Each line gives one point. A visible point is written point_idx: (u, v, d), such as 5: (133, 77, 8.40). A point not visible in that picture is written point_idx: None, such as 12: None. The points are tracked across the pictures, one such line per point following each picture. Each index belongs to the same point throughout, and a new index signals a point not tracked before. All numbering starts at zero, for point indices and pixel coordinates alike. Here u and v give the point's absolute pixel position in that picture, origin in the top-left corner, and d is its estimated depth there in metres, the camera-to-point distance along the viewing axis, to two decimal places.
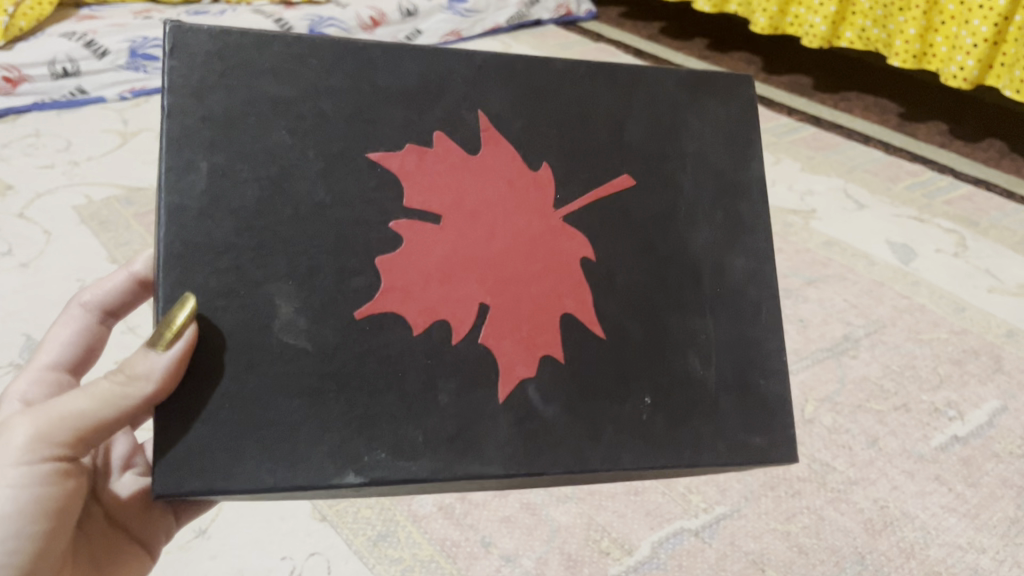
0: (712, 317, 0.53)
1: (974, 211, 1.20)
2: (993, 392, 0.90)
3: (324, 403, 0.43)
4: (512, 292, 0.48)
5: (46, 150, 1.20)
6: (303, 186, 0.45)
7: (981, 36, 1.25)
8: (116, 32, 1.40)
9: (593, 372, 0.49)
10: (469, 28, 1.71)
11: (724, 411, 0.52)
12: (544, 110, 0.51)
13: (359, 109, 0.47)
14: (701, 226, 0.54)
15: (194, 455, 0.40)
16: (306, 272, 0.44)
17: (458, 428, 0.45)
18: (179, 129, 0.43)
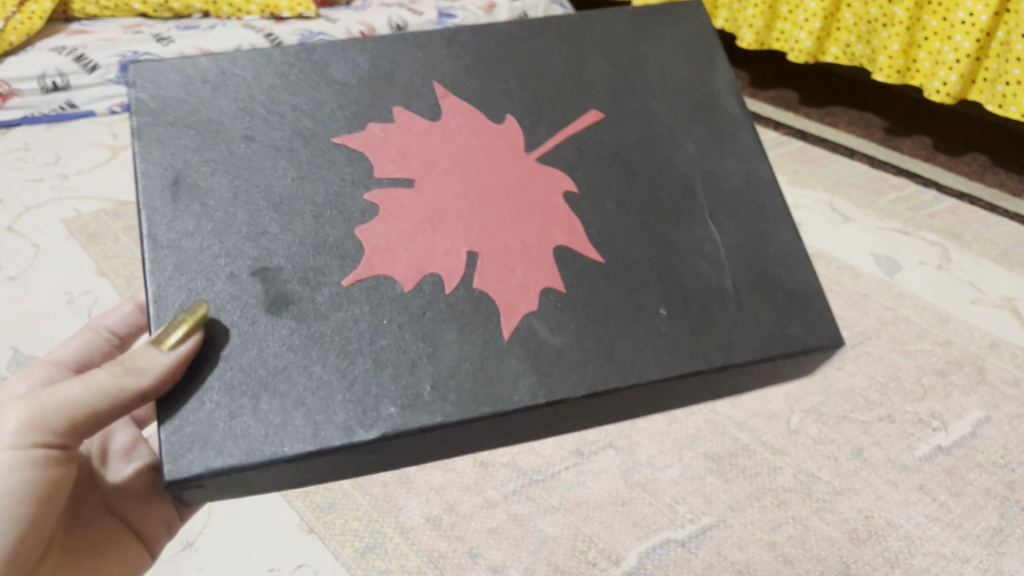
0: (717, 223, 0.53)
1: (958, 224, 1.21)
2: (977, 402, 0.90)
3: (324, 365, 0.44)
4: (501, 240, 0.50)
5: (35, 164, 1.21)
6: (270, 174, 0.49)
7: (963, 52, 1.27)
8: (106, 47, 1.39)
9: (599, 294, 0.49)
10: None
11: (750, 311, 0.50)
12: (500, 82, 0.55)
13: (316, 101, 0.52)
14: (683, 142, 0.55)
15: (206, 434, 0.42)
16: (290, 248, 0.47)
17: (469, 376, 0.45)
18: (150, 146, 0.49)
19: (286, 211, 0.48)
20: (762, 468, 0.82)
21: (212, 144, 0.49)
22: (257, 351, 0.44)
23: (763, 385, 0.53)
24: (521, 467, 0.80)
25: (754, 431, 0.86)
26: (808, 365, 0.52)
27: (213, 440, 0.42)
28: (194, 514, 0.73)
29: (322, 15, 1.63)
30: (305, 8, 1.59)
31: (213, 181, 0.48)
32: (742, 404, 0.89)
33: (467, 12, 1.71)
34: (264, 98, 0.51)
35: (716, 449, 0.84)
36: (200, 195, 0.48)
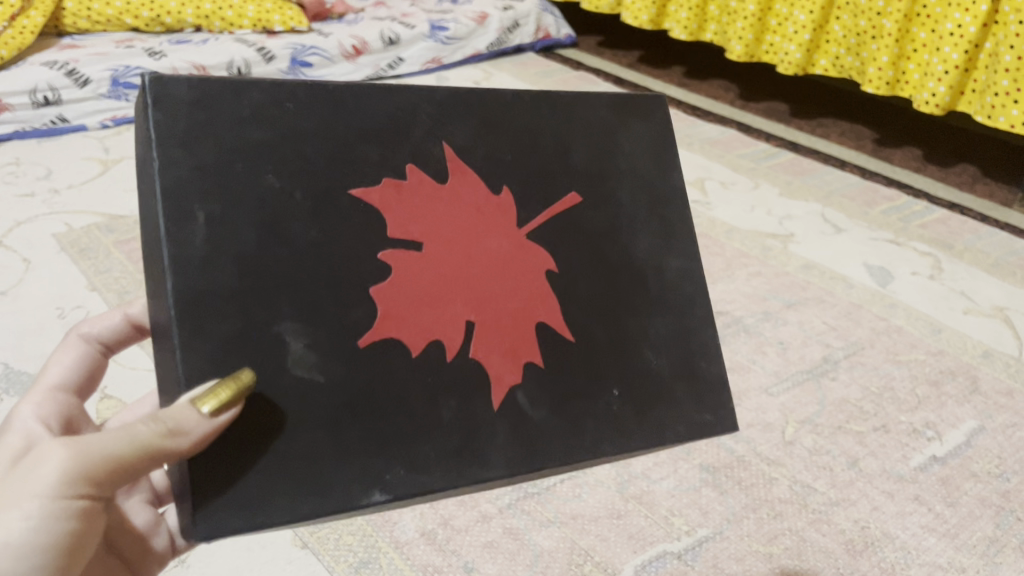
0: (661, 312, 0.55)
1: (949, 234, 1.21)
2: (970, 412, 0.91)
3: (341, 431, 0.41)
4: (501, 310, 0.49)
5: (26, 178, 1.20)
6: (297, 225, 0.42)
7: (951, 63, 1.27)
8: (98, 61, 1.40)
9: (570, 370, 0.50)
10: (449, 56, 1.72)
11: (679, 396, 0.54)
12: (501, 142, 0.51)
13: (338, 144, 0.45)
14: (637, 236, 0.56)
15: (235, 494, 0.38)
16: (310, 307, 0.42)
17: (461, 441, 0.45)
18: (172, 182, 0.40)
19: (309, 269, 0.42)
20: (757, 479, 0.82)
21: (235, 177, 0.42)
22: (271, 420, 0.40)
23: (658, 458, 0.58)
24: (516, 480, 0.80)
25: (750, 442, 0.86)
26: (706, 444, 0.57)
27: (228, 501, 0.38)
28: None
29: (315, 30, 1.64)
30: (297, 22, 1.62)
31: (242, 227, 0.41)
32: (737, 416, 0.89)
33: (460, 25, 1.72)
34: (285, 132, 0.44)
35: (711, 461, 0.84)
36: (226, 239, 0.41)
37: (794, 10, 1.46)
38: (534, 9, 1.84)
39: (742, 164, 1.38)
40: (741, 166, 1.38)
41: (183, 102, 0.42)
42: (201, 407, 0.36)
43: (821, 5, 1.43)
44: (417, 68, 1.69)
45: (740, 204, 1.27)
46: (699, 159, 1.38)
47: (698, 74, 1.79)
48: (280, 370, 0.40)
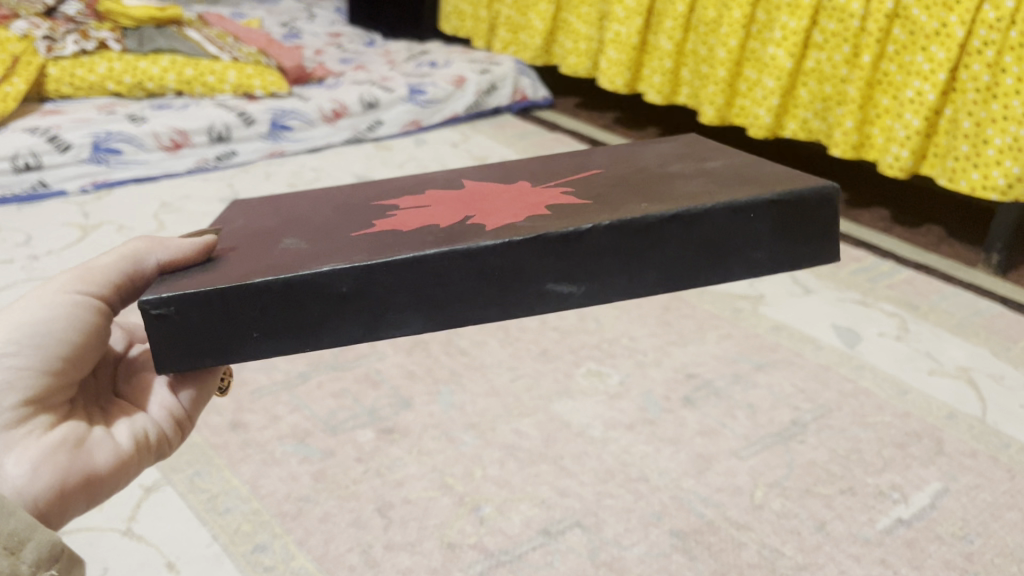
0: (696, 175, 0.58)
1: (915, 294, 1.24)
2: (935, 474, 0.92)
3: (331, 255, 0.49)
4: (491, 204, 0.57)
5: (5, 245, 1.21)
6: (316, 211, 0.58)
7: (913, 129, 1.32)
8: (80, 128, 1.42)
9: (568, 208, 0.54)
10: (427, 118, 1.76)
11: (716, 191, 0.54)
12: (515, 165, 0.66)
13: (358, 188, 0.64)
14: (667, 162, 0.62)
15: (196, 283, 0.48)
16: (319, 232, 0.54)
17: (442, 240, 0.50)
18: (230, 215, 0.61)
19: (321, 223, 0.56)
20: (727, 544, 0.82)
21: (267, 214, 0.60)
22: (261, 263, 0.50)
23: (764, 258, 0.54)
24: (487, 548, 0.80)
25: (719, 506, 0.87)
26: (798, 204, 0.54)
27: (186, 282, 0.48)
28: None
29: (296, 94, 1.68)
30: (278, 87, 1.65)
31: (264, 220, 0.58)
32: (707, 480, 0.90)
33: (438, 88, 1.76)
34: (319, 194, 0.63)
35: (681, 526, 0.84)
36: (257, 224, 0.57)
37: (763, 76, 1.51)
38: (511, 72, 1.89)
39: None
40: None
41: (246, 204, 0.63)
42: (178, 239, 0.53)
43: (788, 71, 1.47)
44: (396, 130, 1.72)
45: None
46: None
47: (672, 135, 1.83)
48: (293, 250, 0.51)
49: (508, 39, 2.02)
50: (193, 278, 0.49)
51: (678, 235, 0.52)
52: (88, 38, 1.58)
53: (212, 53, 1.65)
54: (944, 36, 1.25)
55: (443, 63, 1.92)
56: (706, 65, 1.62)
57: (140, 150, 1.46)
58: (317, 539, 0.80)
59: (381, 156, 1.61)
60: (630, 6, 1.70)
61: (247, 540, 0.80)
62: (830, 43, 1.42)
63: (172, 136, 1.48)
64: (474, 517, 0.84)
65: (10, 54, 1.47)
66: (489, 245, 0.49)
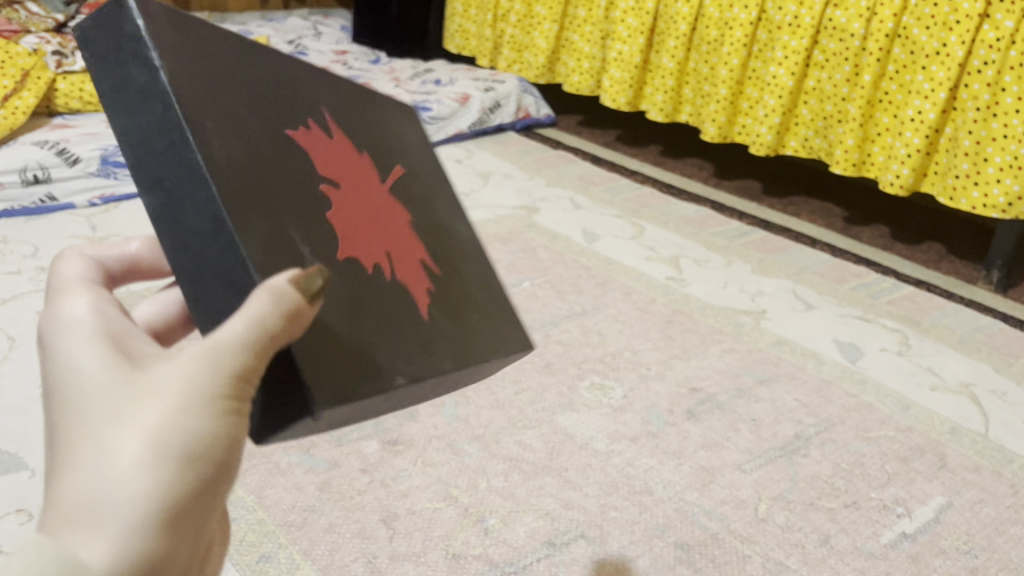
0: (471, 257, 0.57)
1: (916, 311, 1.25)
2: (939, 488, 0.93)
3: (355, 328, 0.41)
4: (402, 242, 0.49)
5: (12, 256, 1.22)
6: (267, 145, 0.41)
7: (913, 147, 1.33)
8: (88, 142, 1.46)
9: (444, 293, 0.50)
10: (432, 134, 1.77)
11: (506, 315, 0.56)
12: (339, 96, 0.51)
13: (271, 85, 0.44)
14: (437, 194, 0.57)
15: (316, 375, 0.37)
16: (303, 224, 0.41)
17: (416, 338, 0.45)
18: (182, 93, 0.38)
19: (278, 180, 0.41)
20: (731, 557, 0.82)
21: (196, 98, 0.39)
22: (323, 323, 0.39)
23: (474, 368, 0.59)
24: (492, 559, 0.80)
25: (723, 519, 0.87)
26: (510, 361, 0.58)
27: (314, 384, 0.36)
28: None
29: None
30: None
31: (232, 148, 0.39)
32: (711, 493, 0.90)
33: (442, 105, 1.79)
34: (233, 63, 0.42)
35: (686, 538, 0.84)
36: (230, 145, 0.39)
37: (764, 94, 1.52)
38: (514, 90, 1.92)
39: (715, 242, 1.42)
40: (714, 244, 1.42)
41: (164, 31, 0.39)
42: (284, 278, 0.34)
43: (789, 90, 1.49)
44: None
45: (712, 281, 1.30)
46: (674, 237, 1.43)
47: (674, 153, 1.84)
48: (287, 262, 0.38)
49: (513, 57, 2.03)
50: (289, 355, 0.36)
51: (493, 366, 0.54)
52: None
53: None
54: (943, 56, 1.27)
55: (447, 81, 1.94)
56: (707, 83, 1.64)
57: None
58: (322, 549, 0.80)
59: None
60: (633, 26, 1.72)
61: (253, 550, 0.80)
62: (831, 62, 1.44)
63: None
64: (479, 528, 0.84)
65: (19, 69, 1.48)
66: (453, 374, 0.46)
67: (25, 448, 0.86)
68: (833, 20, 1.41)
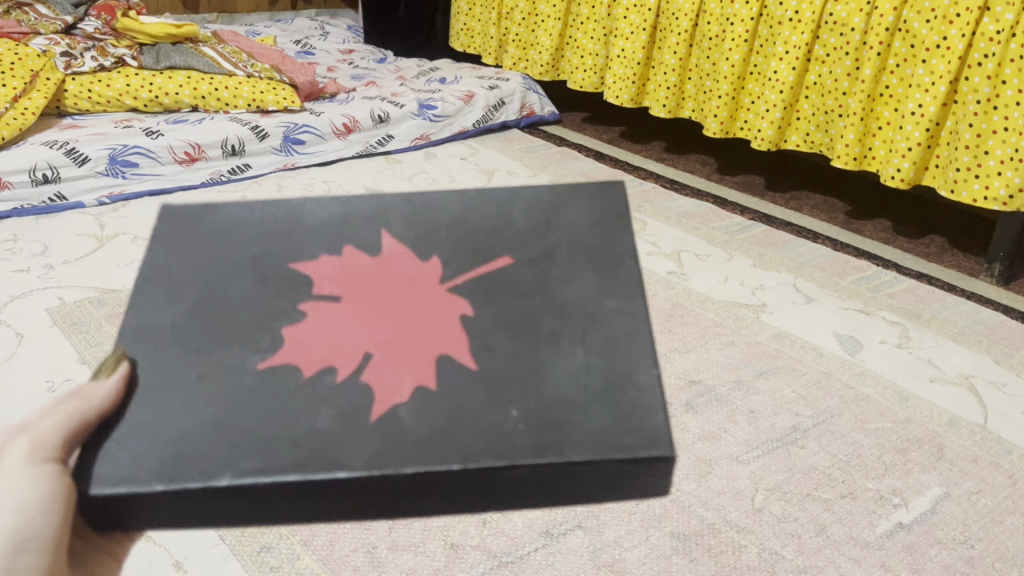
0: (583, 349, 0.47)
1: (918, 304, 1.25)
2: (936, 479, 0.93)
3: (228, 434, 0.42)
4: (403, 343, 0.48)
5: (22, 255, 1.24)
6: (231, 291, 0.50)
7: (914, 140, 1.33)
8: (97, 141, 1.46)
9: (456, 390, 0.45)
10: (437, 132, 1.80)
11: (591, 420, 0.43)
12: (433, 237, 0.55)
13: (278, 244, 0.53)
14: (566, 287, 0.51)
15: (150, 457, 0.42)
16: (225, 343, 0.47)
17: (327, 445, 0.42)
18: (151, 270, 0.52)
19: (230, 312, 0.49)
20: (726, 547, 0.83)
21: (174, 262, 0.53)
22: (187, 415, 0.44)
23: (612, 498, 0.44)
24: (490, 550, 0.81)
25: (719, 510, 0.87)
26: (640, 483, 0.43)
27: (109, 465, 0.41)
28: None
29: (308, 109, 1.73)
30: (291, 102, 1.69)
31: (183, 293, 0.50)
32: (708, 484, 0.91)
33: (447, 103, 1.81)
34: (237, 240, 0.54)
35: (682, 529, 0.85)
36: (176, 297, 0.50)
37: (766, 90, 1.53)
38: (518, 87, 1.93)
39: (718, 237, 1.43)
40: (716, 238, 1.42)
41: (179, 240, 0.54)
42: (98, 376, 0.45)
43: (790, 85, 1.49)
44: (406, 144, 1.77)
45: (714, 274, 1.31)
46: (676, 232, 1.43)
47: (677, 148, 1.85)
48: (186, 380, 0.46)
49: (518, 55, 2.04)
50: (114, 454, 0.42)
51: (560, 482, 0.42)
52: (106, 55, 1.63)
53: (226, 70, 1.68)
54: (944, 49, 1.27)
55: (452, 79, 1.95)
56: (710, 79, 1.64)
57: (156, 163, 1.49)
58: (323, 539, 0.81)
59: (391, 170, 1.66)
60: (636, 23, 1.72)
61: (254, 541, 0.81)
62: (831, 57, 1.44)
63: (186, 150, 1.52)
64: (477, 519, 0.85)
65: (29, 70, 1.50)
66: (369, 477, 0.40)
67: None
68: (833, 14, 1.41)
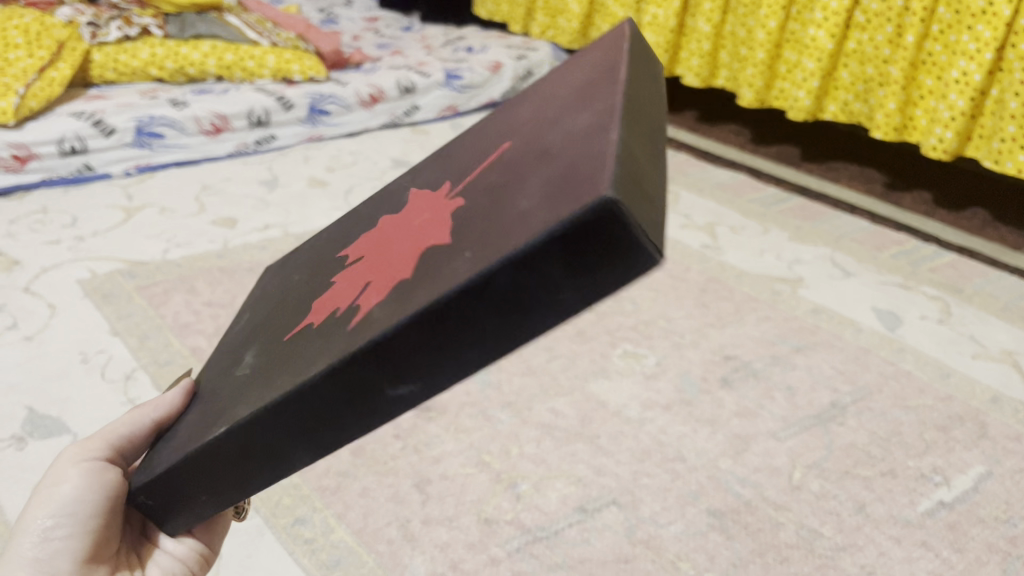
0: (562, 135, 0.30)
1: (958, 278, 1.22)
2: (978, 457, 0.91)
3: (226, 403, 0.35)
4: (387, 242, 0.36)
5: (51, 226, 1.24)
6: (291, 280, 0.46)
7: (958, 110, 1.30)
8: (124, 111, 1.44)
9: (407, 255, 0.32)
10: (464, 103, 1.80)
11: (536, 206, 0.26)
12: (459, 137, 0.43)
13: (336, 226, 0.48)
14: (562, 96, 0.35)
15: (176, 444, 0.37)
16: (263, 325, 0.42)
17: (277, 378, 0.32)
18: (249, 300, 0.51)
19: (280, 300, 0.44)
20: (764, 524, 0.82)
21: (265, 280, 0.51)
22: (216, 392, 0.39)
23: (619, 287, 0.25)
24: (524, 524, 0.80)
25: (756, 486, 0.86)
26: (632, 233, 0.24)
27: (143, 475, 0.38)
28: None
29: (334, 79, 1.71)
30: (316, 72, 1.68)
31: (261, 301, 0.48)
32: (744, 460, 0.89)
33: (475, 74, 1.79)
34: (310, 243, 0.50)
35: (719, 505, 0.84)
36: (255, 307, 0.48)
37: (803, 58, 1.49)
38: (546, 58, 1.91)
39: (752, 209, 1.40)
40: (751, 210, 1.40)
41: (270, 269, 0.53)
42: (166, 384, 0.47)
43: (829, 53, 1.46)
44: (433, 114, 1.76)
45: (749, 248, 1.28)
46: (709, 204, 1.41)
47: (709, 118, 1.82)
48: (224, 372, 0.41)
49: (546, 23, 2.01)
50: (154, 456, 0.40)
51: (523, 302, 0.26)
52: (131, 24, 1.59)
53: (251, 40, 1.67)
54: (991, 15, 1.23)
55: (480, 48, 1.93)
56: (745, 47, 1.60)
57: (181, 134, 1.49)
58: (356, 513, 0.81)
59: (417, 141, 1.65)
60: None
61: (289, 513, 0.80)
62: (872, 23, 1.40)
63: (213, 120, 1.51)
64: (511, 494, 0.84)
65: (55, 40, 1.49)
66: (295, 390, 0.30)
67: (67, 412, 0.88)
68: None
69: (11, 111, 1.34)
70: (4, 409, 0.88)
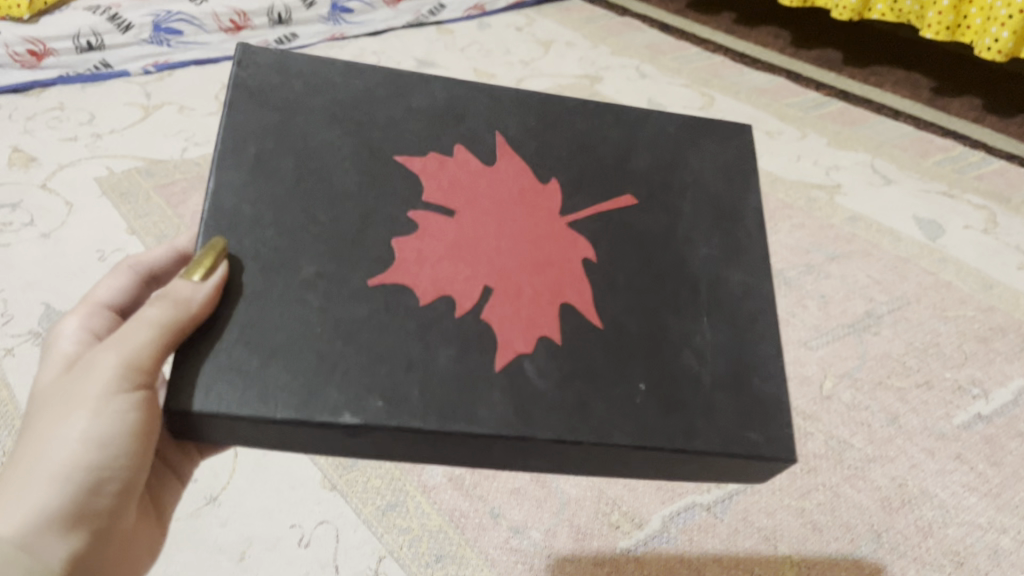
0: (708, 321, 0.51)
1: (1006, 187, 1.17)
2: (1020, 369, 0.87)
3: (344, 373, 0.43)
4: (527, 281, 0.50)
5: (68, 124, 1.21)
6: (335, 179, 0.49)
7: (1016, 7, 1.22)
8: (140, 7, 1.42)
9: (584, 349, 0.48)
10: (492, 2, 1.73)
11: (718, 404, 0.48)
12: (557, 138, 0.56)
13: (370, 131, 0.51)
14: (699, 245, 0.54)
15: (253, 364, 0.42)
16: (328, 247, 0.46)
17: (454, 395, 0.44)
18: (240, 122, 0.49)
19: (339, 208, 0.48)
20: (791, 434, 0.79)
21: (314, 141, 0.50)
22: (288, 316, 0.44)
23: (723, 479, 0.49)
24: None
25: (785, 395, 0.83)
26: (753, 474, 0.48)
27: (212, 384, 0.41)
28: (218, 470, 0.71)
29: None
30: None
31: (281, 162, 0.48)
32: None
33: None
34: (332, 113, 0.51)
35: None
36: (270, 169, 0.48)
37: None
38: None
39: (790, 114, 1.34)
40: (789, 115, 1.34)
41: (261, 85, 0.51)
42: (193, 276, 0.42)
43: None
44: (459, 14, 1.69)
45: (784, 153, 1.23)
46: (746, 108, 1.35)
47: (748, 20, 1.73)
48: (282, 279, 0.45)
49: None
50: (212, 370, 0.41)
51: (676, 462, 0.47)
52: None
53: None
54: None
55: None
56: None
57: (200, 30, 1.45)
58: None
59: (443, 41, 1.58)
60: None
61: None
62: None
63: (232, 18, 1.48)
64: None
65: None
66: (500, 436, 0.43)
67: None
68: None
69: (26, 4, 1.30)
70: (20, 307, 0.87)
